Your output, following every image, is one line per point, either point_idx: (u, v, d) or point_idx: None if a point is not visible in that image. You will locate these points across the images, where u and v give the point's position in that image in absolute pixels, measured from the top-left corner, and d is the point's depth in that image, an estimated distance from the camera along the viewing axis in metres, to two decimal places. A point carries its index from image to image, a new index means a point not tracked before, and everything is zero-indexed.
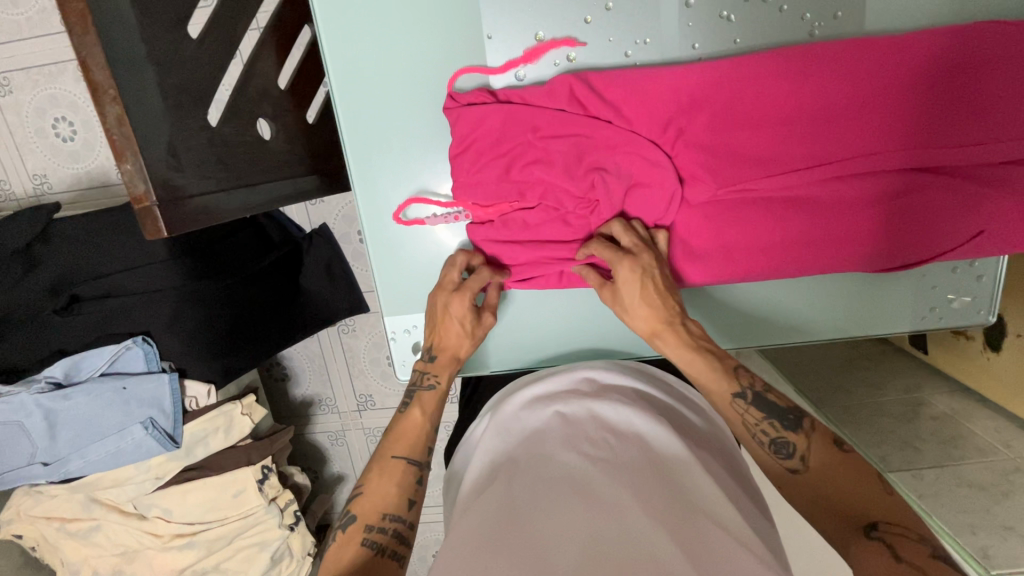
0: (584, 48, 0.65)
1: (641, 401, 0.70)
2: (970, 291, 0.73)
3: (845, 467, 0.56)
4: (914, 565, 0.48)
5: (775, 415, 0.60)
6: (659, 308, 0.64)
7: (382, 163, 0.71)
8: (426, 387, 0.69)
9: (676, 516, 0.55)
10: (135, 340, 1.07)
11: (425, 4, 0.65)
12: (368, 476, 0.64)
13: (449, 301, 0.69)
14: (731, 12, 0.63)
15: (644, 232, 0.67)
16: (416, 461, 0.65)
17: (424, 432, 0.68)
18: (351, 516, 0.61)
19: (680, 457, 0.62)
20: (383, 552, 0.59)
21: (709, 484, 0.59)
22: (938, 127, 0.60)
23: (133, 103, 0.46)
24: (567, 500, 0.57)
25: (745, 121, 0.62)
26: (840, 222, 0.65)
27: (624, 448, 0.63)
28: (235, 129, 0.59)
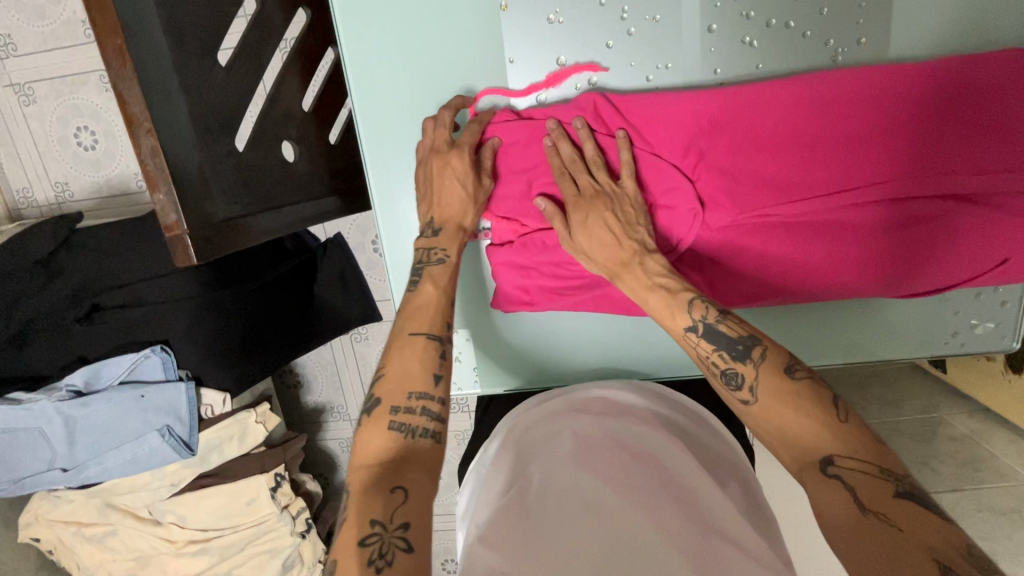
0: (605, 72, 0.65)
1: (655, 423, 0.70)
2: (993, 317, 0.72)
3: (793, 395, 0.51)
4: (872, 510, 0.45)
5: (723, 345, 0.56)
6: (621, 247, 0.61)
7: (404, 183, 0.71)
8: (437, 262, 0.64)
9: (692, 537, 0.54)
10: (153, 349, 1.08)
11: (447, 28, 0.65)
12: (388, 358, 0.59)
13: (447, 161, 0.64)
14: (754, 37, 0.63)
15: (602, 175, 0.63)
16: (437, 336, 0.60)
17: (442, 306, 0.62)
18: (375, 399, 0.57)
19: (695, 480, 0.61)
20: (414, 435, 0.54)
21: (723, 506, 0.58)
22: (964, 153, 0.60)
23: (166, 133, 0.47)
24: (579, 516, 0.57)
25: (768, 146, 0.62)
26: (863, 248, 0.64)
27: (637, 468, 0.62)
28: (259, 153, 0.60)
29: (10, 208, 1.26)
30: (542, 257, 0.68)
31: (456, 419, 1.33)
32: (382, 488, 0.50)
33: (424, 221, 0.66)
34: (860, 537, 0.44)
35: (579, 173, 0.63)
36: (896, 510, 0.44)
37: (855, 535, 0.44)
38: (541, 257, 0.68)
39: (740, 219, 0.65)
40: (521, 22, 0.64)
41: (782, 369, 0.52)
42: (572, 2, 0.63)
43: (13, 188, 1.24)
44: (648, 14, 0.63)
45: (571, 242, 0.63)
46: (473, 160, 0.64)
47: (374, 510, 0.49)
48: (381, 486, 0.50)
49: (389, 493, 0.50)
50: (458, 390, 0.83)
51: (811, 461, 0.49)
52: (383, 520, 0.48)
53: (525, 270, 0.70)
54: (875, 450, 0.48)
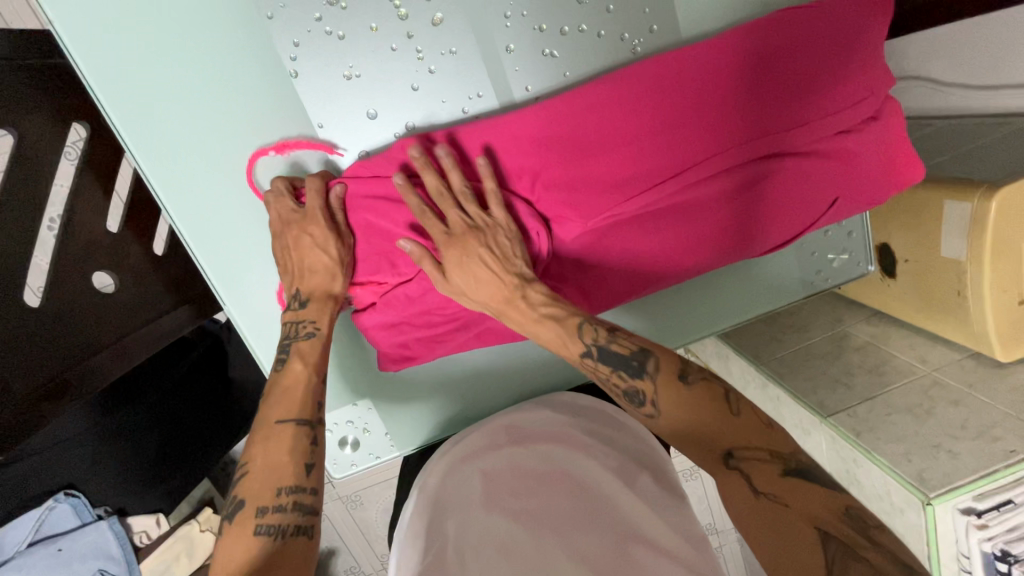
0: (419, 114, 0.63)
1: (563, 436, 0.69)
2: (845, 247, 0.77)
3: (690, 399, 0.51)
4: (764, 492, 0.48)
5: (618, 364, 0.54)
6: (500, 283, 0.57)
7: (253, 277, 0.66)
8: (305, 337, 0.60)
9: (604, 551, 0.55)
10: (57, 497, 0.99)
11: (242, 108, 0.60)
12: (251, 453, 0.54)
13: (303, 226, 0.60)
14: (553, 48, 0.62)
15: (471, 209, 0.59)
16: (307, 421, 0.56)
17: (310, 389, 0.58)
18: (238, 502, 0.51)
19: (605, 486, 0.62)
20: (285, 533, 0.49)
21: (634, 505, 0.60)
22: (771, 114, 0.62)
23: None
24: (496, 567, 0.54)
25: (593, 150, 0.62)
26: (710, 220, 0.66)
27: (547, 494, 0.61)
28: (65, 298, 0.60)
29: None
30: (412, 310, 0.65)
31: None
32: None
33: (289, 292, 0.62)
34: (755, 517, 0.48)
35: (448, 209, 0.58)
36: (787, 490, 0.47)
37: (753, 515, 0.48)
38: (410, 311, 0.65)
39: (590, 226, 0.64)
40: (318, 86, 0.61)
41: (677, 380, 0.52)
42: (364, 52, 0.60)
43: None
44: (444, 48, 0.61)
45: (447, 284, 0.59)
46: (330, 220, 0.61)
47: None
48: None
49: None
50: (377, 459, 0.78)
51: (711, 455, 0.50)
52: None
53: (398, 327, 0.67)
54: (767, 434, 0.49)
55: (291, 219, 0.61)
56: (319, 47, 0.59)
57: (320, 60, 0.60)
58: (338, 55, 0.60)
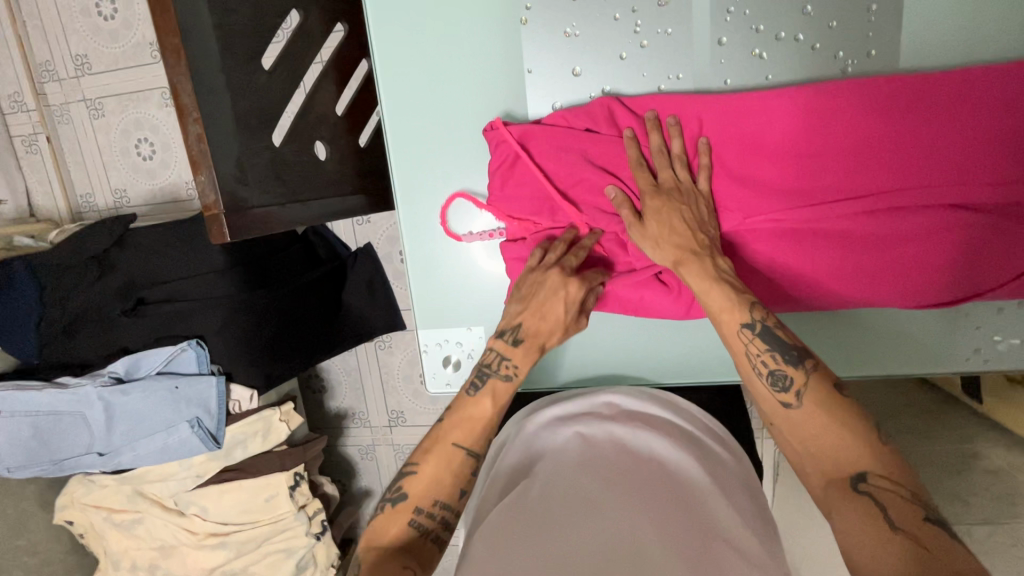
0: (618, 80, 0.68)
1: (663, 429, 0.69)
2: (1017, 333, 0.70)
3: (840, 407, 0.53)
4: (901, 526, 0.45)
5: (777, 347, 0.56)
6: (691, 237, 0.61)
7: (427, 187, 0.75)
8: (503, 377, 0.64)
9: (691, 539, 0.53)
10: (189, 343, 1.14)
11: (468, 39, 0.69)
12: (422, 458, 0.62)
13: (563, 285, 0.64)
14: (764, 49, 0.64)
15: (683, 170, 0.64)
16: (478, 453, 0.62)
17: (490, 427, 0.63)
18: (403, 493, 0.60)
19: (700, 486, 0.61)
20: (427, 535, 0.59)
21: (729, 515, 0.58)
22: (975, 163, 0.60)
23: (209, 122, 0.53)
24: (584, 514, 0.56)
25: (771, 153, 0.63)
26: (872, 255, 0.64)
27: (643, 474, 0.61)
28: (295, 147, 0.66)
29: (74, 211, 1.37)
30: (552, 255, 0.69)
31: None
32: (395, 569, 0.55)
33: (511, 324, 0.66)
34: (884, 549, 0.44)
35: (661, 165, 0.64)
36: (927, 533, 0.44)
37: (878, 546, 0.45)
38: (551, 255, 0.70)
39: (746, 224, 0.65)
40: (538, 35, 0.68)
41: (835, 384, 0.53)
42: (587, 16, 0.66)
43: (77, 193, 1.35)
44: (661, 28, 0.65)
45: (634, 226, 0.64)
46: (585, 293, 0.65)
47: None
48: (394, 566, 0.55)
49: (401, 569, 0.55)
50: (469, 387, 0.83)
51: (842, 473, 0.50)
52: None
53: None
54: (909, 475, 0.48)
55: (565, 270, 0.65)
56: (552, 3, 0.66)
57: (549, 16, 0.67)
58: (565, 13, 0.66)
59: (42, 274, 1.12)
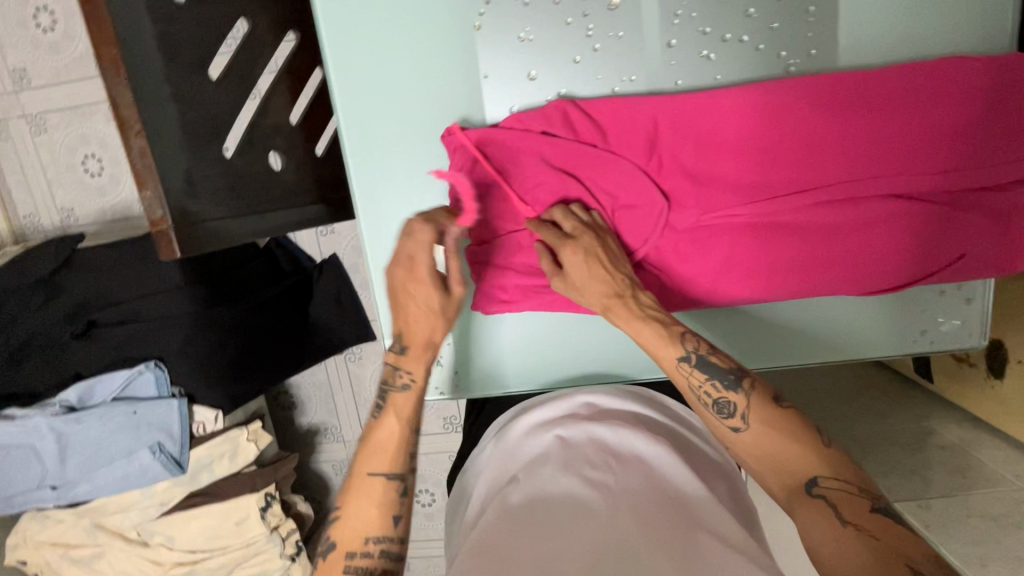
0: (574, 83, 0.68)
1: (643, 424, 0.70)
2: (959, 315, 0.74)
3: (783, 421, 0.55)
4: (853, 523, 0.48)
5: (715, 374, 0.58)
6: (610, 281, 0.63)
7: (389, 195, 0.74)
8: (400, 388, 0.64)
9: (674, 532, 0.55)
10: (147, 364, 1.10)
11: (424, 46, 0.69)
12: (345, 499, 0.61)
13: (410, 286, 0.63)
14: (711, 51, 0.66)
15: (583, 214, 0.66)
16: (396, 475, 0.62)
17: (404, 440, 0.63)
18: (332, 542, 0.60)
19: (681, 478, 0.62)
20: (373, 575, 0.58)
21: (717, 512, 0.58)
22: (912, 155, 0.63)
23: (155, 133, 0.51)
24: (564, 521, 0.57)
25: (724, 151, 0.65)
26: (824, 245, 0.67)
27: (625, 474, 0.61)
28: (245, 157, 0.65)
29: (17, 233, 1.30)
30: (516, 257, 0.70)
31: (449, 440, 1.33)
32: None
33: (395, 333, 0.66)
34: (849, 551, 0.46)
35: (560, 217, 0.65)
36: (875, 524, 0.47)
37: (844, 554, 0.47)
38: (515, 257, 0.70)
39: (704, 220, 0.67)
40: (493, 41, 0.68)
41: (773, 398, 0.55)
42: (540, 21, 0.67)
43: (20, 214, 1.29)
44: (612, 31, 0.67)
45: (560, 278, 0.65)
46: (437, 277, 0.63)
47: None
48: None
49: None
50: (440, 393, 0.82)
51: (797, 483, 0.52)
52: None
53: (500, 271, 0.70)
54: (853, 471, 0.51)
55: (404, 264, 0.63)
56: (505, 9, 0.67)
57: (502, 22, 0.67)
58: (518, 20, 0.67)
59: None
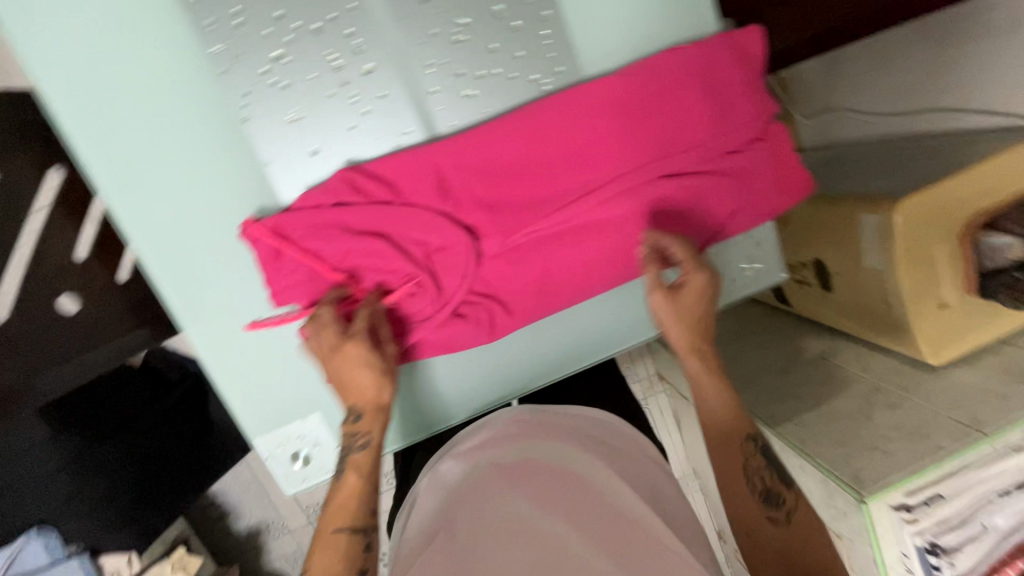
0: (356, 148, 0.71)
1: (568, 442, 0.78)
2: (759, 257, 0.84)
3: (754, 440, 0.68)
4: (788, 517, 0.63)
5: (748, 371, 0.70)
6: (365, 383, 0.65)
7: (210, 298, 0.72)
8: (359, 449, 0.65)
9: (614, 539, 0.63)
10: (29, 535, 0.94)
11: (197, 150, 0.69)
12: (311, 555, 0.60)
13: (345, 354, 0.64)
14: (471, 89, 0.71)
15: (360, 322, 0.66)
16: (362, 526, 0.62)
17: (361, 498, 0.63)
18: None
19: (609, 484, 0.71)
20: None
21: (637, 503, 0.68)
22: (663, 140, 0.71)
23: None
24: (510, 540, 0.63)
25: (508, 177, 0.70)
26: (621, 235, 0.73)
27: (565, 493, 0.69)
28: (22, 322, 0.88)
29: None
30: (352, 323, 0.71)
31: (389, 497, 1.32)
32: None
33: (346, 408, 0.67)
34: (768, 524, 0.63)
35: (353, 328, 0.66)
36: (796, 515, 0.63)
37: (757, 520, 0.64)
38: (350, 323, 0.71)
39: (511, 242, 0.71)
40: (265, 128, 0.69)
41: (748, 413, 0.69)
42: (305, 99, 0.69)
43: None
44: (376, 92, 0.70)
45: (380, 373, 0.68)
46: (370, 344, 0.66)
47: None
48: None
49: None
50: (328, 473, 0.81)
51: (762, 488, 0.64)
52: None
53: None
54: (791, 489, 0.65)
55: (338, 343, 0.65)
56: (266, 96, 0.68)
57: (268, 108, 0.68)
58: (282, 103, 0.68)
59: None
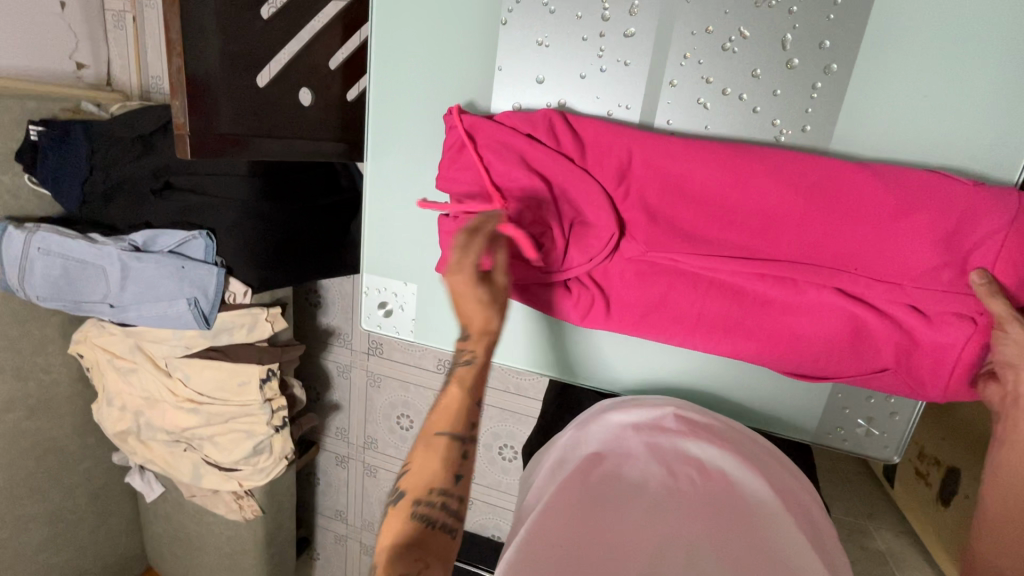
0: (574, 97, 0.73)
1: (731, 445, 0.68)
2: (881, 425, 0.76)
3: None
4: None
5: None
6: (477, 319, 0.66)
7: (396, 152, 0.83)
8: (464, 364, 0.66)
9: (752, 556, 0.53)
10: (199, 232, 1.13)
11: (454, 28, 0.76)
12: (412, 457, 0.63)
13: (466, 284, 0.64)
14: (708, 100, 0.68)
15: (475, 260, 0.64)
16: (461, 436, 0.63)
17: (466, 409, 0.64)
18: (400, 492, 0.61)
19: (763, 504, 0.60)
20: (434, 525, 0.58)
21: (790, 529, 0.57)
22: (863, 257, 0.63)
23: (195, 32, 0.66)
24: (639, 514, 0.59)
25: (687, 201, 0.68)
26: (757, 316, 0.69)
27: (699, 488, 0.62)
28: (223, 28, 0.70)
29: (143, 90, 1.45)
30: None
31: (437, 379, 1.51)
32: (407, 555, 0.55)
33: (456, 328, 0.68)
34: None
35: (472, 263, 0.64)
36: None
37: None
38: None
39: (649, 256, 0.71)
40: (514, 39, 0.73)
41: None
42: (559, 31, 0.71)
43: (150, 73, 1.43)
44: (621, 57, 0.70)
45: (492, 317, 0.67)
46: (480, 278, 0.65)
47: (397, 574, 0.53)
48: (407, 553, 0.55)
49: (413, 561, 0.54)
50: (395, 332, 0.92)
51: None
52: None
53: (464, 244, 0.78)
54: None
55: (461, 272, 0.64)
56: (530, 12, 0.72)
57: (527, 24, 0.72)
58: (539, 26, 0.72)
59: (94, 137, 1.14)
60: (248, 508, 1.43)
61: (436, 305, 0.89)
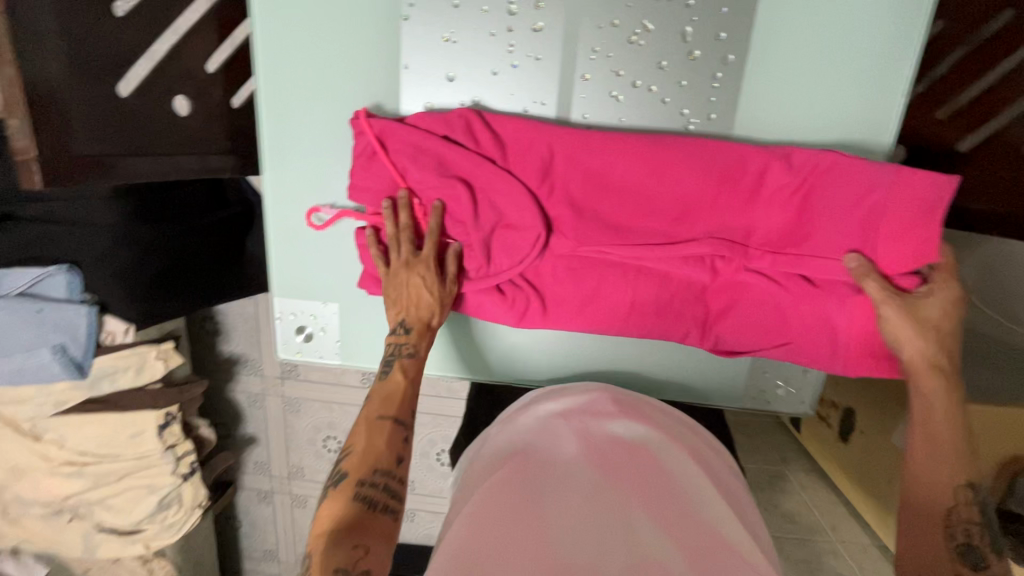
0: (489, 95, 0.71)
1: (654, 422, 0.69)
2: (796, 383, 0.83)
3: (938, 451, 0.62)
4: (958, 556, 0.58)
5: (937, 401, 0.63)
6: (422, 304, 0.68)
7: (298, 162, 0.76)
8: (407, 356, 0.68)
9: (686, 535, 0.55)
10: (60, 268, 0.91)
11: (351, 25, 0.70)
12: (355, 439, 0.62)
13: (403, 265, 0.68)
14: (620, 93, 0.69)
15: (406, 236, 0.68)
16: (404, 420, 0.64)
17: (408, 395, 0.66)
18: (342, 472, 0.59)
19: (689, 478, 0.62)
20: (375, 508, 0.57)
21: (718, 503, 0.60)
22: (767, 234, 0.68)
23: (28, 36, 0.55)
24: (578, 502, 0.58)
25: (608, 193, 0.69)
26: (680, 298, 0.72)
27: (630, 468, 0.62)
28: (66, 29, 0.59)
29: None
30: (405, 247, 0.72)
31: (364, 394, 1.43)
32: (345, 542, 0.53)
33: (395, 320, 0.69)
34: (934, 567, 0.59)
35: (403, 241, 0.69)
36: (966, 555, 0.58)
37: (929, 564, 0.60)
38: (403, 247, 0.72)
39: (578, 251, 0.71)
40: (418, 35, 0.69)
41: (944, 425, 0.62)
42: (466, 26, 0.68)
43: None
44: (532, 52, 0.69)
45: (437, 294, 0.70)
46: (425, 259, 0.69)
47: (335, 558, 0.51)
48: (344, 539, 0.53)
49: (352, 547, 0.52)
50: (318, 358, 0.84)
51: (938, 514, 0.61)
52: (344, 567, 0.50)
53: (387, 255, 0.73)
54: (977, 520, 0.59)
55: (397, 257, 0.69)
56: (433, 6, 0.68)
57: (431, 18, 0.68)
58: (444, 21, 0.68)
59: None
60: (160, 569, 1.26)
61: (360, 322, 0.83)
